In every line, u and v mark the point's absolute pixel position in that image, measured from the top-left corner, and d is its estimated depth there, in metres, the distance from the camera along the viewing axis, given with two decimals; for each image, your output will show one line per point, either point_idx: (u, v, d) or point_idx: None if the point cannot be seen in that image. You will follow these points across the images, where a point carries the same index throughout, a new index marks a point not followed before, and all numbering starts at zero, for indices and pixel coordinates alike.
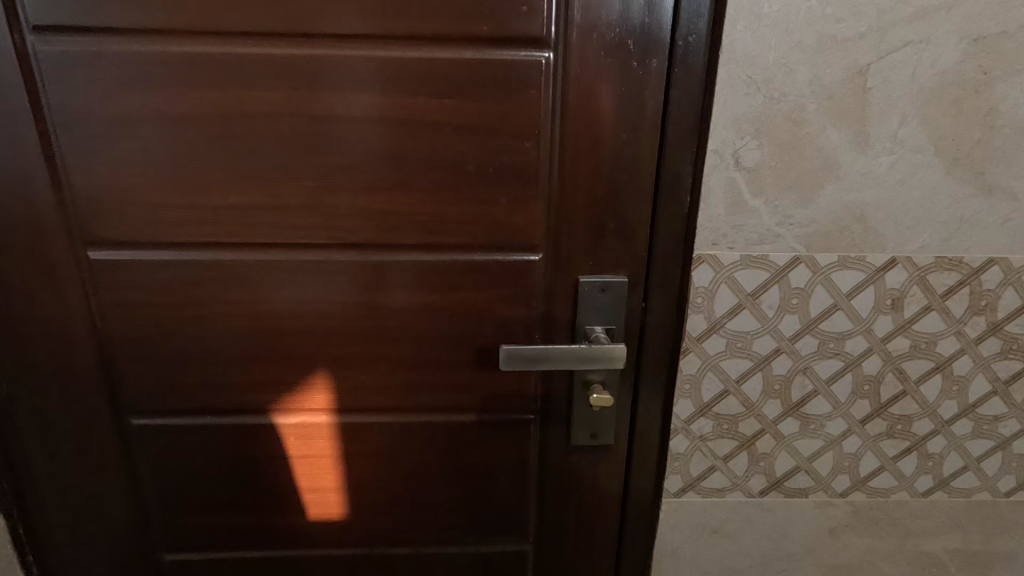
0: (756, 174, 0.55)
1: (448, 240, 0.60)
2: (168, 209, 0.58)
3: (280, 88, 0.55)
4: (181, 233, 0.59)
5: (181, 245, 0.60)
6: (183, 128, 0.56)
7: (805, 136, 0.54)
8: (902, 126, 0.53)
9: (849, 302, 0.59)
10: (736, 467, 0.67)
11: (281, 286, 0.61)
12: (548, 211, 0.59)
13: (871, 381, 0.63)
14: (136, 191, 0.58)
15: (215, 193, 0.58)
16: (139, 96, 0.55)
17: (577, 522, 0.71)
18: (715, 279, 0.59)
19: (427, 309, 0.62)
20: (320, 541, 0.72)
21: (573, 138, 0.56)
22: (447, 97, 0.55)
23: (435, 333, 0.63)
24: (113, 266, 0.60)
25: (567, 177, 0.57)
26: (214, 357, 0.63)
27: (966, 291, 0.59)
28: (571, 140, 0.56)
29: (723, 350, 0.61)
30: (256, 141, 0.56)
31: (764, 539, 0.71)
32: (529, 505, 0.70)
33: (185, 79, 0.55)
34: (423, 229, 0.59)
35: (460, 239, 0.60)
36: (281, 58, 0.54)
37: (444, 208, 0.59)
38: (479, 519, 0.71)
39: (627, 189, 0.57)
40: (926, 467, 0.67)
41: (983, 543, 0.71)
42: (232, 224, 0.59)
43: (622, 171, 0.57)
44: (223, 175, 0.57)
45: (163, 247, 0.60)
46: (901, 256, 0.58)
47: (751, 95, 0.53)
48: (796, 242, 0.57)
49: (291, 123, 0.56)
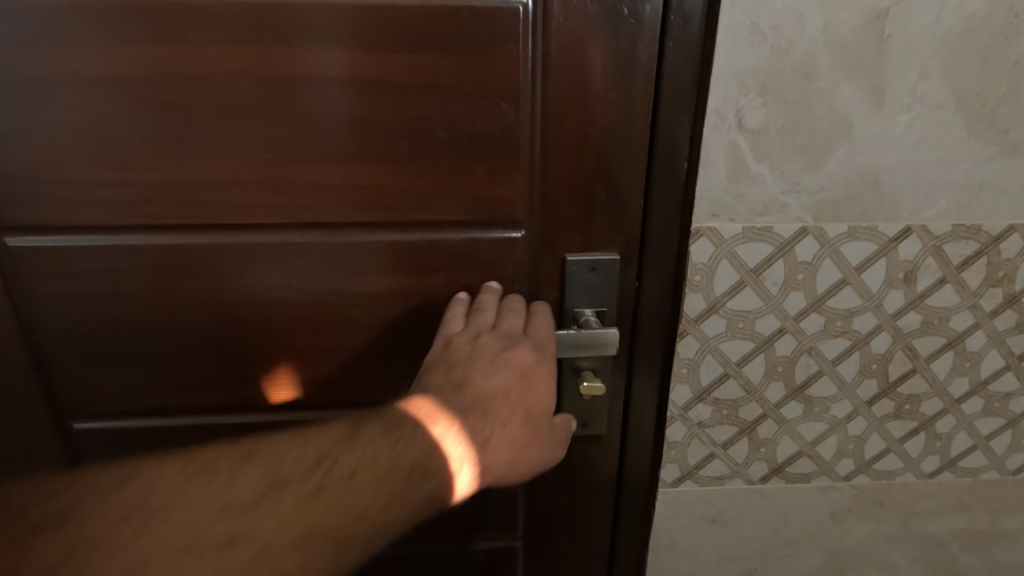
0: (761, 136, 0.49)
1: (421, 217, 0.54)
2: (99, 188, 0.51)
3: (217, 43, 0.48)
4: (114, 214, 0.52)
5: (116, 229, 0.53)
6: (106, 91, 0.48)
7: (815, 92, 0.48)
8: (921, 80, 0.48)
9: (859, 276, 0.55)
10: (736, 454, 0.63)
11: (233, 273, 0.55)
12: (531, 182, 0.53)
13: (879, 360, 0.59)
14: (59, 169, 0.50)
15: (150, 169, 0.51)
16: (51, 55, 0.47)
17: (568, 515, 0.67)
18: (715, 255, 0.54)
19: (399, 295, 0.56)
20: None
21: (556, 98, 0.50)
22: (412, 52, 0.48)
23: (410, 321, 0.57)
24: (42, 255, 0.53)
25: (550, 143, 0.51)
26: (164, 354, 0.57)
27: (984, 261, 0.55)
28: (555, 101, 0.50)
29: (723, 331, 0.57)
30: (192, 105, 0.49)
31: (764, 526, 0.67)
32: (518, 499, 0.66)
33: (104, 33, 0.47)
34: (393, 206, 0.53)
35: (434, 216, 0.54)
36: (216, 7, 0.47)
37: (416, 182, 0.52)
38: (464, 516, 0.66)
39: (619, 156, 0.52)
40: (934, 447, 0.64)
41: (988, 522, 0.69)
42: (172, 203, 0.52)
43: (613, 136, 0.51)
44: (158, 146, 0.50)
45: (95, 231, 0.53)
46: (915, 225, 0.53)
47: (756, 45, 0.47)
48: (803, 212, 0.52)
49: (235, 87, 0.49)
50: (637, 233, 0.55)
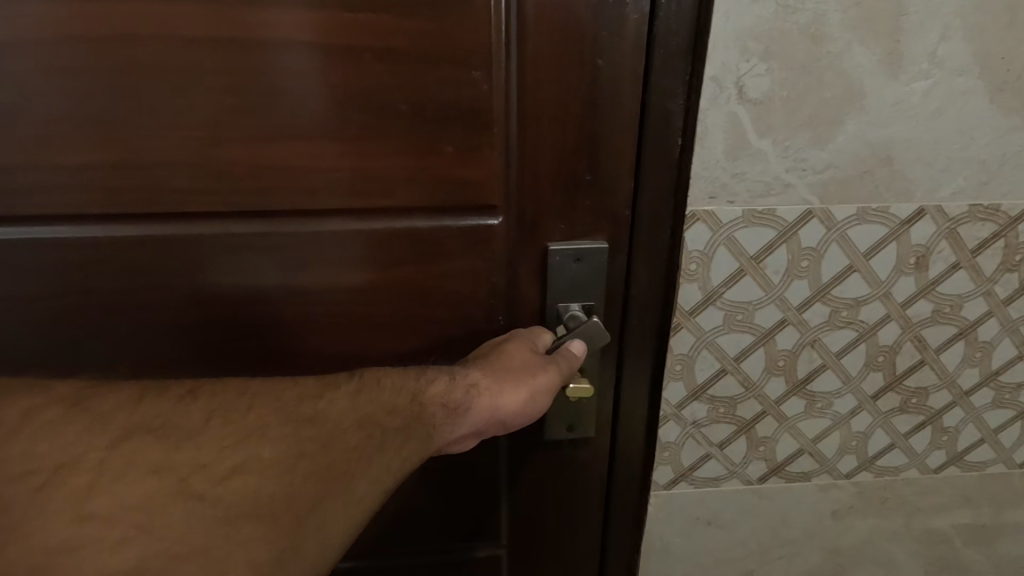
0: (764, 108, 0.44)
1: (385, 203, 0.48)
2: (10, 172, 0.45)
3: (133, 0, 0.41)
4: (29, 202, 0.46)
5: (34, 219, 0.47)
6: (6, 59, 0.42)
7: (825, 57, 0.43)
8: (942, 43, 0.43)
9: (867, 262, 0.50)
10: (733, 454, 0.59)
11: (172, 268, 0.49)
12: (508, 162, 0.47)
13: (886, 352, 0.54)
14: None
15: (66, 150, 0.44)
16: None
17: (555, 521, 0.63)
18: (711, 241, 0.48)
19: (363, 291, 0.51)
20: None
21: (532, 64, 0.44)
22: (364, 11, 0.42)
23: (376, 320, 0.52)
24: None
25: (528, 117, 0.45)
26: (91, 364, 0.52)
27: (1000, 244, 0.50)
28: (532, 68, 0.44)
29: (720, 324, 0.52)
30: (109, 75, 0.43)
31: (762, 526, 0.64)
32: (499, 506, 0.61)
33: None
34: (352, 191, 0.47)
35: (399, 201, 0.48)
36: None
37: (377, 162, 0.46)
38: (440, 526, 0.61)
39: (606, 132, 0.46)
40: (940, 442, 0.60)
41: (991, 516, 0.66)
42: (95, 190, 0.46)
43: (599, 108, 0.45)
44: (72, 123, 0.44)
45: (12, 222, 0.47)
46: (929, 206, 0.48)
47: (759, 3, 0.41)
48: (808, 193, 0.47)
49: (160, 53, 0.42)
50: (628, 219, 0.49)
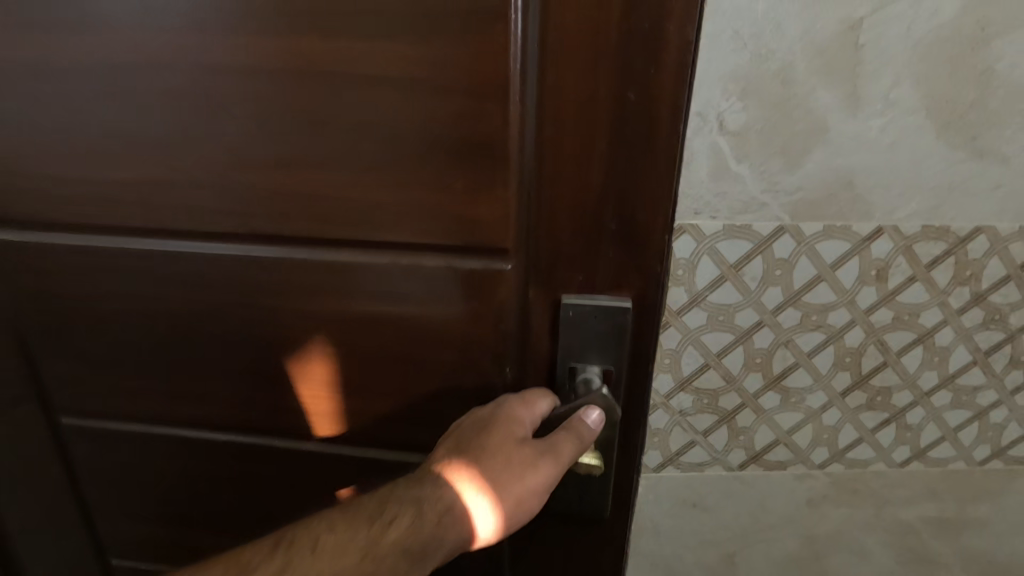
0: (741, 138, 0.52)
1: (417, 225, 0.57)
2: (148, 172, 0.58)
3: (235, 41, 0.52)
4: (157, 197, 0.59)
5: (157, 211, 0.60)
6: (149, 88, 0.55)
7: (794, 97, 0.50)
8: (894, 88, 0.50)
9: (833, 273, 0.58)
10: (716, 442, 0.66)
11: (246, 256, 0.61)
12: (522, 188, 0.55)
13: (852, 353, 0.61)
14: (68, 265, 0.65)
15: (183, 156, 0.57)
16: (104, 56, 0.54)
17: None
18: (697, 250, 0.56)
19: (397, 304, 0.61)
20: (260, 497, 0.77)
21: (549, 106, 0.52)
22: (407, 48, 0.50)
23: (409, 327, 0.62)
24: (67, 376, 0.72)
25: (545, 152, 0.53)
26: (158, 468, 0.77)
27: (951, 260, 0.57)
28: (549, 110, 0.52)
29: (704, 323, 0.59)
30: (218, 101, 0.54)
31: (742, 511, 0.70)
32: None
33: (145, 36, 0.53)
34: (387, 214, 0.57)
35: (427, 228, 0.57)
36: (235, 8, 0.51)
37: (411, 192, 0.56)
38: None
39: (610, 174, 0.54)
40: (904, 437, 0.67)
41: (957, 511, 0.71)
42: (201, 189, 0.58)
43: (603, 154, 0.53)
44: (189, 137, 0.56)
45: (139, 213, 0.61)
46: (888, 225, 0.56)
47: (737, 52, 0.49)
48: (781, 211, 0.55)
49: (239, 94, 0.54)
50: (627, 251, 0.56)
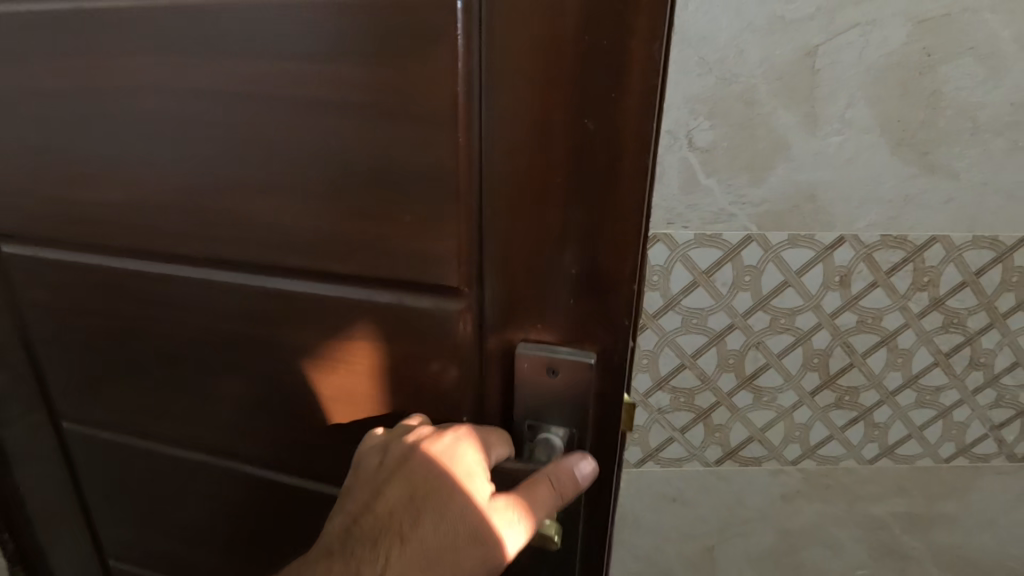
0: (709, 155, 0.56)
1: (347, 271, 0.51)
2: None
3: None
4: None
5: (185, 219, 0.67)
6: None
7: (757, 117, 0.55)
8: (849, 108, 0.55)
9: (799, 279, 0.62)
10: (693, 438, 0.69)
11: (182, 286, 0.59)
12: (465, 231, 0.47)
13: (820, 355, 0.65)
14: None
15: None
16: None
17: None
18: (670, 257, 0.60)
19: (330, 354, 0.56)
20: (214, 519, 0.75)
21: (499, 134, 0.43)
22: None
23: (344, 379, 0.57)
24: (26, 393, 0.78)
25: (494, 191, 0.45)
26: (122, 490, 0.80)
27: (910, 267, 0.61)
28: (500, 138, 0.43)
29: (679, 325, 0.63)
30: None
31: (720, 505, 0.74)
32: None
33: None
34: (316, 256, 0.51)
35: (362, 266, 0.50)
36: None
37: (336, 233, 0.49)
38: None
39: (569, 220, 0.45)
40: (873, 435, 0.70)
41: (926, 506, 0.75)
42: None
43: (563, 194, 0.44)
44: None
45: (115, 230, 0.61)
46: (848, 234, 0.60)
47: (703, 76, 0.53)
48: (748, 221, 0.59)
49: (177, 103, 0.50)
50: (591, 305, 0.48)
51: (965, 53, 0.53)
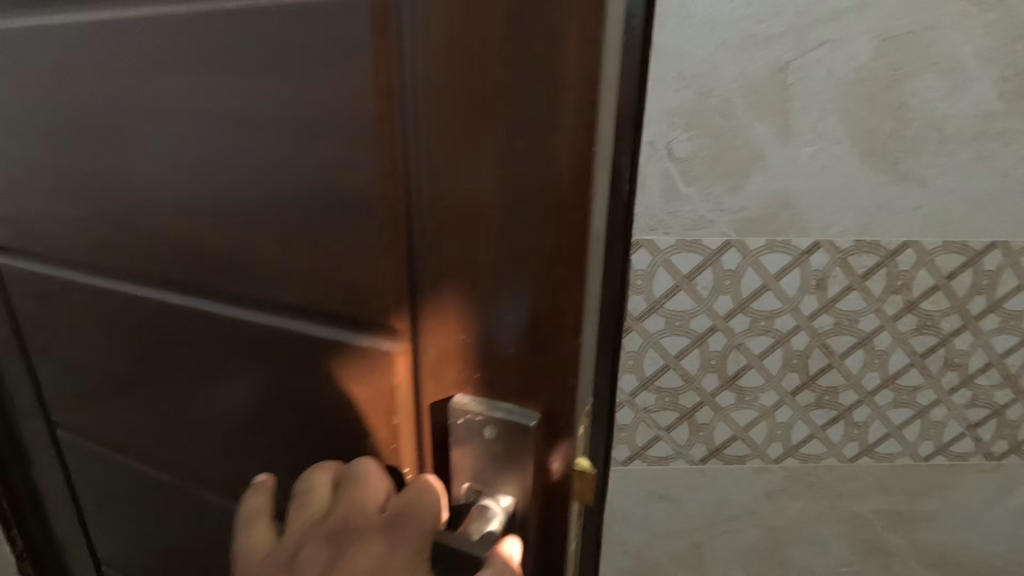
0: (688, 165, 0.59)
1: (273, 290, 0.42)
2: None
3: None
4: None
5: None
6: None
7: (733, 129, 0.58)
8: (821, 120, 0.57)
9: (777, 283, 0.64)
10: (678, 437, 0.72)
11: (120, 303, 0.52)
12: (399, 249, 0.35)
13: (800, 355, 0.68)
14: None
15: None
16: None
17: None
18: (653, 262, 0.63)
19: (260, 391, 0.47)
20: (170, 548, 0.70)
21: (440, 113, 0.31)
22: None
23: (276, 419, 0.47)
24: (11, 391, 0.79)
25: (431, 195, 0.33)
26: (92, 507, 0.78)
27: (884, 271, 0.64)
28: (440, 120, 0.31)
29: (663, 328, 0.66)
30: None
31: (706, 503, 0.76)
32: None
33: None
34: (240, 270, 0.43)
35: (286, 289, 0.41)
36: None
37: (259, 244, 0.41)
38: None
39: (532, 240, 0.32)
40: (853, 434, 0.72)
41: (907, 503, 0.77)
42: None
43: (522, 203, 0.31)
44: None
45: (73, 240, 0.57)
46: (823, 240, 0.62)
47: (681, 90, 0.56)
48: (727, 228, 0.62)
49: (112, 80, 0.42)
50: (537, 361, 0.35)
51: (930, 68, 0.56)
